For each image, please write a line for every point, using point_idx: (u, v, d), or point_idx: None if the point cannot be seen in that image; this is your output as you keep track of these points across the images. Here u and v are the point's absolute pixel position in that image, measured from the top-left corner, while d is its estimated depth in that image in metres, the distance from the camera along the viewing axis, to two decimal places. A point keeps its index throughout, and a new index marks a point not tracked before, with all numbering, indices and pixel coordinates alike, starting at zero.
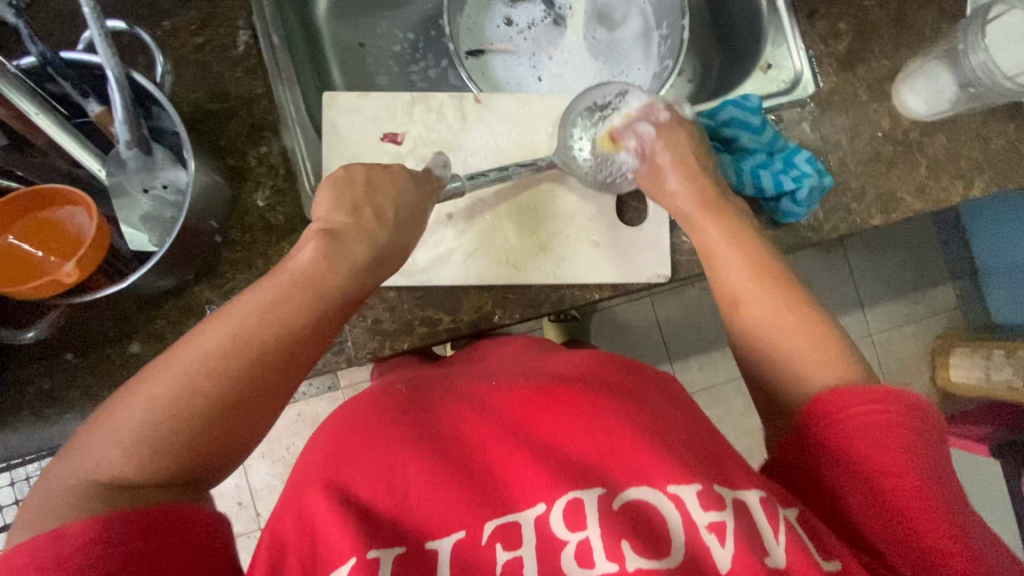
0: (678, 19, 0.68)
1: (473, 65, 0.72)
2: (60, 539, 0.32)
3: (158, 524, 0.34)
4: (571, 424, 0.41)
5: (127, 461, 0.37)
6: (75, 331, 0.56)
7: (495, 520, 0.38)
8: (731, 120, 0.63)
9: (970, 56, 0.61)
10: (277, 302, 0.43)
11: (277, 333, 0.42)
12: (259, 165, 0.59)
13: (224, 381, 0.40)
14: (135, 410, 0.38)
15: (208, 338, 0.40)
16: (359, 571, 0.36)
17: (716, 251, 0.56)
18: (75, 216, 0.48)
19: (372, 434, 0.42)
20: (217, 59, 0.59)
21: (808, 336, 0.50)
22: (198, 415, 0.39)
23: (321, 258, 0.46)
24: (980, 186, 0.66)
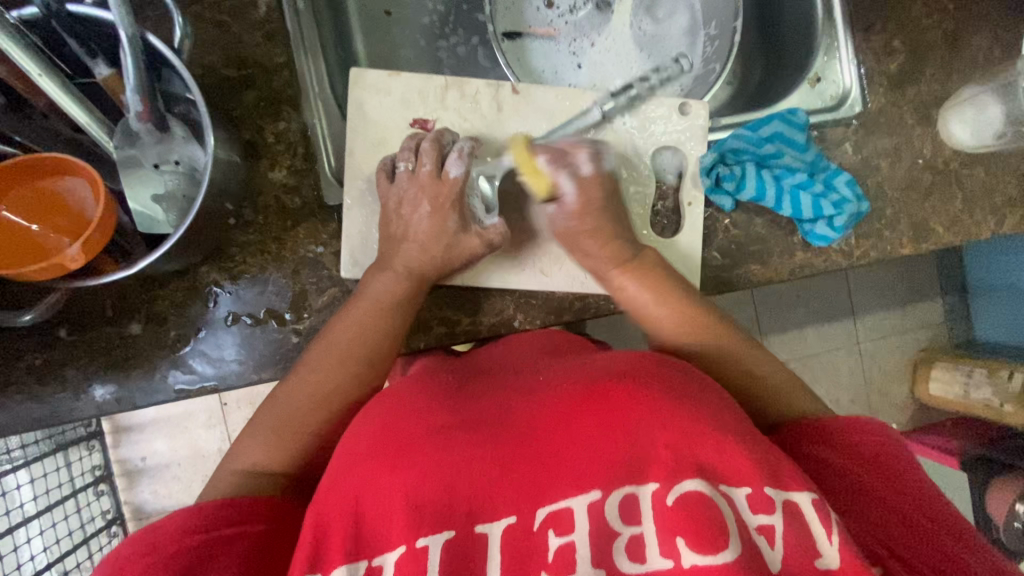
0: (731, 21, 0.64)
1: (509, 48, 0.67)
2: (162, 527, 0.40)
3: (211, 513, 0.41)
4: (619, 418, 0.40)
5: (267, 450, 0.47)
6: (71, 307, 0.53)
7: (545, 508, 0.38)
8: (775, 136, 0.61)
9: None
10: (362, 324, 0.50)
11: (358, 349, 0.50)
12: (276, 142, 0.55)
13: (326, 390, 0.49)
14: (271, 412, 0.48)
15: (317, 359, 0.50)
16: (408, 557, 0.37)
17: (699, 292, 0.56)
18: (78, 189, 0.44)
19: (418, 425, 0.42)
20: (235, 19, 0.54)
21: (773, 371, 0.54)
22: (312, 419, 0.48)
23: (397, 283, 0.52)
24: (1011, 223, 0.66)
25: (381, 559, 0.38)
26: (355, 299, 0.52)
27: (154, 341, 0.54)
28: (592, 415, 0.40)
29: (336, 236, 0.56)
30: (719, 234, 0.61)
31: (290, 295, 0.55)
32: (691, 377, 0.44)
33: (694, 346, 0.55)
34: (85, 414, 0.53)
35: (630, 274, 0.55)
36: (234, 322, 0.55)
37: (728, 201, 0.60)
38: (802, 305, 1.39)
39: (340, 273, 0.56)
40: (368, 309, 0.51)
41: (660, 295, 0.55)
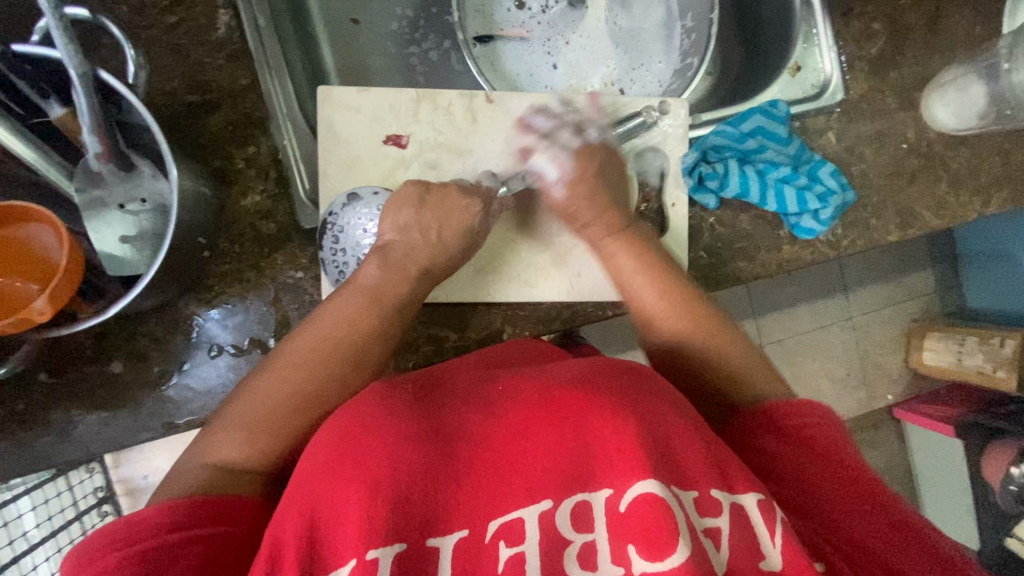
0: (706, 12, 0.63)
1: (481, 52, 0.65)
2: (137, 521, 0.35)
3: (193, 512, 0.37)
4: (581, 424, 0.38)
5: (240, 448, 0.41)
6: (47, 349, 0.52)
7: (497, 517, 0.36)
8: (757, 130, 0.60)
9: (1014, 73, 0.59)
10: (352, 317, 0.47)
11: (344, 338, 0.46)
12: (246, 167, 0.53)
13: (307, 380, 0.44)
14: (249, 405, 0.43)
15: (300, 344, 0.46)
16: (359, 570, 0.33)
17: (628, 276, 0.53)
18: (40, 235, 0.42)
19: (376, 433, 0.38)
20: (195, 42, 0.52)
21: (723, 347, 0.51)
22: (293, 417, 0.43)
23: (384, 272, 0.50)
24: (997, 203, 0.65)
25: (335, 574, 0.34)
26: (346, 287, 0.49)
27: (137, 378, 0.53)
28: (551, 421, 0.38)
29: (314, 260, 0.55)
30: (704, 231, 0.60)
31: (272, 323, 0.54)
32: (643, 379, 0.42)
33: (653, 308, 0.53)
34: (71, 456, 0.52)
35: (619, 240, 0.54)
36: (218, 353, 0.54)
37: (713, 200, 0.59)
38: (794, 283, 1.39)
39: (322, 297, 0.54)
40: (356, 299, 0.48)
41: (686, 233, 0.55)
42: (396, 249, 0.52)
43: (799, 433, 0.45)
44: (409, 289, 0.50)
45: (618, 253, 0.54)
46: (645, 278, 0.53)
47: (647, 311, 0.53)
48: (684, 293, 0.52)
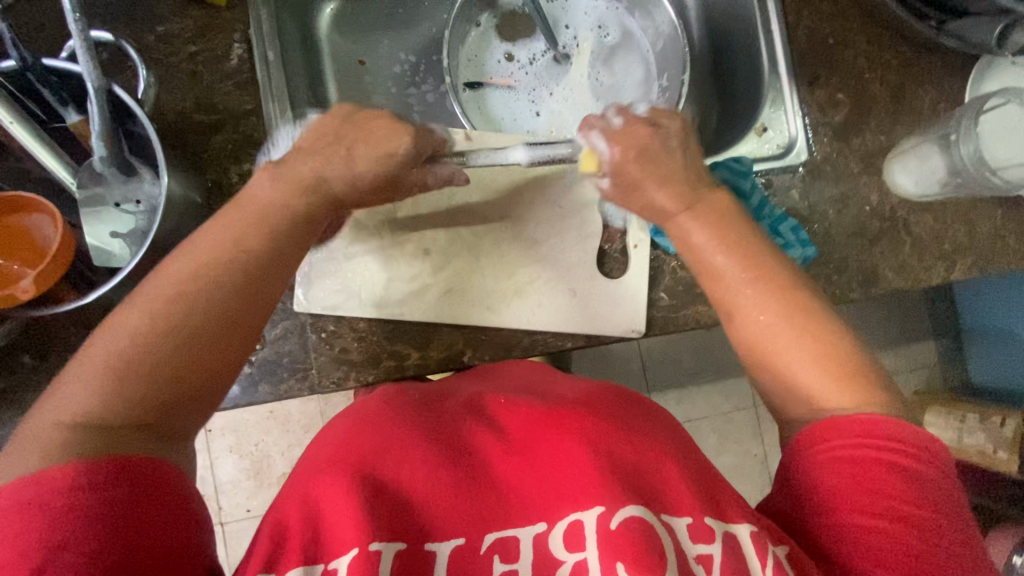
0: (679, 74, 0.67)
1: (469, 97, 0.71)
2: (46, 481, 0.33)
3: (105, 473, 0.33)
4: (576, 445, 0.41)
5: (100, 399, 0.36)
6: (33, 333, 0.55)
7: (494, 532, 0.38)
8: (720, 183, 0.63)
9: (962, 145, 0.62)
10: (231, 241, 0.42)
11: (218, 260, 0.41)
12: (239, 182, 0.58)
13: (173, 311, 0.39)
14: (108, 348, 0.37)
15: (170, 272, 0.40)
16: (360, 559, 0.35)
17: (727, 272, 0.48)
18: (40, 225, 0.47)
19: (385, 441, 0.42)
20: (209, 70, 0.58)
21: (811, 356, 0.44)
22: (165, 357, 0.38)
23: (281, 192, 0.46)
24: (962, 269, 0.67)
25: (335, 563, 0.35)
26: (231, 209, 0.45)
27: None
28: (546, 441, 0.43)
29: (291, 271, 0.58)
30: (665, 274, 0.62)
31: None
32: (642, 411, 0.47)
33: (751, 324, 0.47)
34: None
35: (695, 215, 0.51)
36: None
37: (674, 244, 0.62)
38: None
39: (293, 307, 0.58)
40: (235, 221, 0.44)
41: (716, 244, 0.49)
42: (303, 174, 0.48)
43: (838, 463, 0.40)
44: (299, 204, 0.46)
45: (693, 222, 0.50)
46: (734, 255, 0.48)
47: (733, 303, 0.48)
48: (800, 305, 0.46)
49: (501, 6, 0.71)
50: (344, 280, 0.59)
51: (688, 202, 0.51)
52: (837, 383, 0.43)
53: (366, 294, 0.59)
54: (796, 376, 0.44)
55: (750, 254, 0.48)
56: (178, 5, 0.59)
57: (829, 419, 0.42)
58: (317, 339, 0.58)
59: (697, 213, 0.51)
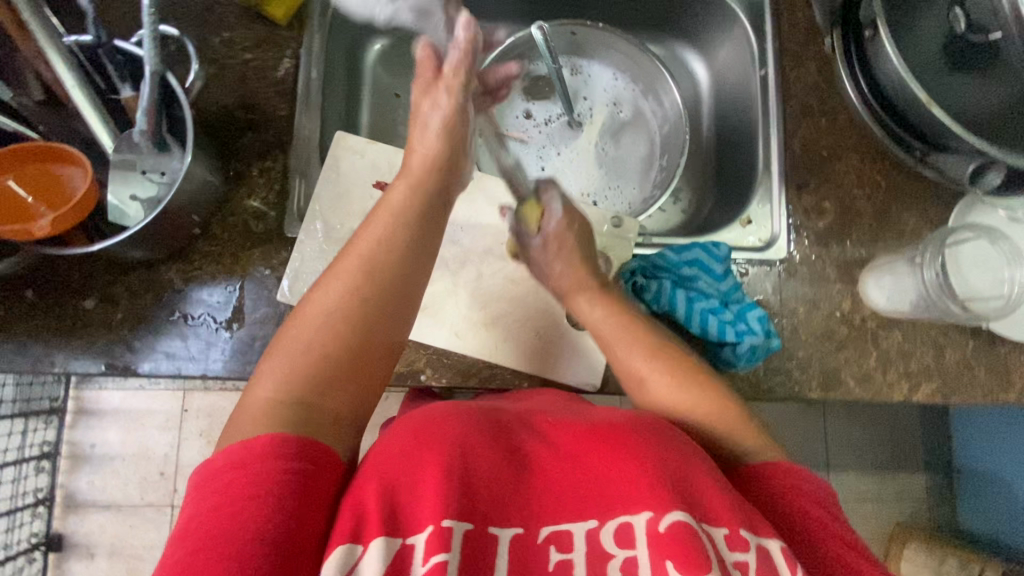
0: (677, 157, 0.72)
1: (484, 143, 0.77)
2: (246, 451, 0.39)
3: (304, 449, 0.40)
4: (621, 456, 0.42)
5: (281, 379, 0.43)
6: (40, 272, 0.60)
7: (550, 524, 0.40)
8: (695, 261, 0.65)
9: (926, 269, 0.64)
10: (384, 239, 0.49)
11: (371, 256, 0.49)
12: (258, 176, 0.64)
13: (343, 310, 0.46)
14: (299, 344, 0.45)
15: (341, 278, 0.48)
16: (435, 537, 0.37)
17: (624, 349, 0.57)
18: (72, 176, 0.53)
19: (446, 428, 0.43)
20: (257, 76, 0.66)
21: (705, 404, 0.53)
22: (345, 345, 0.45)
23: (410, 194, 0.53)
24: (925, 391, 0.67)
25: (412, 539, 0.37)
26: (376, 210, 0.52)
27: (102, 318, 0.60)
28: (597, 450, 0.43)
29: (283, 263, 0.63)
30: None
31: (234, 305, 0.62)
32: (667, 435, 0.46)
33: (654, 392, 0.55)
34: (20, 367, 0.59)
35: (588, 295, 0.60)
36: (178, 318, 0.61)
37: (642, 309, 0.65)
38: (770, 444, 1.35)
39: (277, 295, 0.62)
40: (381, 218, 0.51)
41: (609, 319, 0.59)
42: (422, 172, 0.55)
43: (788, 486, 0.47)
44: (424, 202, 0.53)
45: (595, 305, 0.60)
46: (627, 342, 0.58)
47: (636, 374, 0.56)
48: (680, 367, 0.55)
49: (530, 69, 0.77)
50: None
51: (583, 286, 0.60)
52: (735, 425, 0.52)
53: None
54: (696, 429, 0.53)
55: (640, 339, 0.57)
56: (246, 19, 0.67)
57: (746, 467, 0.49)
58: None
59: (601, 297, 0.60)
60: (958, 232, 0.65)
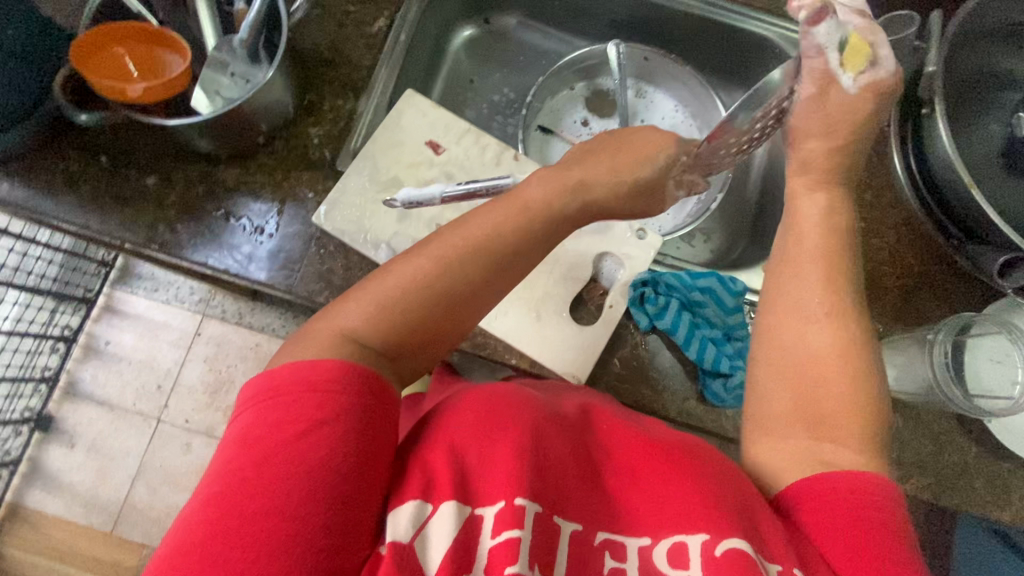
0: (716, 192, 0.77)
1: (538, 137, 0.83)
2: (306, 369, 0.43)
3: (361, 389, 0.43)
4: (672, 477, 0.44)
5: (363, 320, 0.47)
6: (118, 144, 0.67)
7: (607, 532, 0.43)
8: (708, 288, 0.66)
9: (937, 345, 0.62)
10: (502, 223, 0.52)
11: (484, 234, 0.51)
12: (328, 110, 0.70)
13: (437, 274, 0.49)
14: (388, 289, 0.49)
15: (443, 243, 0.51)
16: (506, 511, 0.40)
17: (804, 274, 0.52)
18: (173, 64, 0.60)
19: (523, 412, 0.46)
20: (354, 26, 0.73)
21: (849, 402, 0.48)
22: (421, 300, 0.49)
23: (547, 190, 0.55)
24: (916, 484, 0.65)
25: (481, 511, 0.41)
26: (507, 198, 0.55)
27: (156, 196, 0.66)
28: (648, 465, 0.45)
29: (326, 191, 0.68)
30: (625, 343, 0.66)
31: (271, 216, 0.67)
32: (720, 465, 0.46)
33: (815, 339, 0.50)
34: (73, 220, 0.65)
35: (828, 196, 0.54)
36: (221, 216, 0.66)
37: (644, 320, 0.65)
38: None
39: (312, 217, 0.66)
40: (508, 210, 0.53)
41: (821, 253, 0.52)
42: (592, 181, 0.56)
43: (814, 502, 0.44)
44: (561, 206, 0.54)
45: (820, 207, 0.53)
46: (818, 292, 0.51)
47: (810, 313, 0.51)
48: (857, 362, 0.49)
49: (597, 83, 0.85)
50: (361, 215, 0.67)
51: (829, 203, 0.53)
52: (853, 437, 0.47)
53: (371, 234, 0.67)
54: (819, 413, 0.48)
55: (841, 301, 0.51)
56: None
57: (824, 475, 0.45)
58: (314, 252, 0.66)
59: (833, 202, 0.54)
60: (982, 322, 0.63)
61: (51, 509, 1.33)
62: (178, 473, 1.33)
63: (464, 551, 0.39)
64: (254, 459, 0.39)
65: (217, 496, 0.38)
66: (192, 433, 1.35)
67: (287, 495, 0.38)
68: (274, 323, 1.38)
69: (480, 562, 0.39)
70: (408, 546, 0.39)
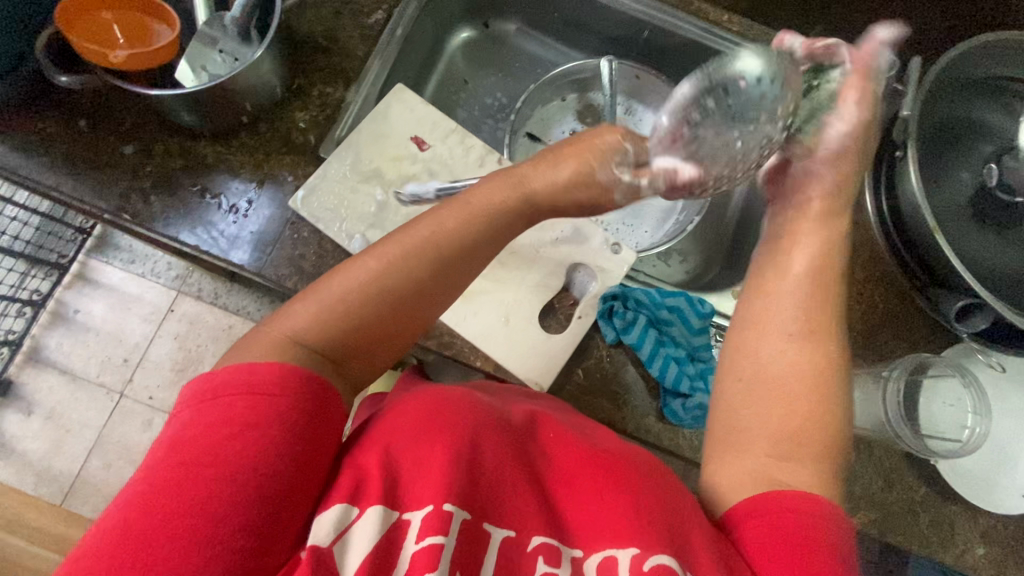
0: (693, 213, 0.79)
1: (525, 145, 0.84)
2: (242, 371, 0.42)
3: (298, 394, 0.42)
4: (606, 493, 0.44)
5: (307, 325, 0.46)
6: (99, 109, 0.66)
7: (542, 538, 0.42)
8: (675, 307, 0.66)
9: (891, 381, 0.66)
10: (451, 226, 0.50)
11: (431, 239, 0.50)
12: (316, 96, 0.70)
13: (382, 279, 0.48)
14: (333, 294, 0.48)
15: (389, 248, 0.50)
16: (432, 516, 0.39)
17: (786, 276, 0.51)
18: (161, 35, 0.60)
19: (464, 418, 0.46)
20: (350, 16, 0.73)
21: (801, 416, 0.48)
22: (366, 306, 0.48)
23: (531, 183, 0.51)
24: (863, 519, 0.65)
25: (409, 514, 0.40)
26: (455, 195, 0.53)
27: (133, 165, 0.65)
28: (585, 480, 0.45)
29: (306, 176, 0.67)
30: (590, 355, 0.66)
31: (247, 196, 0.66)
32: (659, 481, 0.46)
33: (780, 352, 0.50)
34: (46, 181, 0.64)
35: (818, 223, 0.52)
36: (197, 191, 0.65)
37: (611, 334, 0.65)
38: None
39: (289, 201, 0.66)
40: (455, 213, 0.51)
41: (808, 257, 0.51)
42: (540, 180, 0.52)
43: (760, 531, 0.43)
44: (512, 209, 0.52)
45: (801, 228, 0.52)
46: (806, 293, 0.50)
47: (771, 330, 0.50)
48: (824, 378, 0.49)
49: (589, 97, 0.86)
50: (338, 203, 0.67)
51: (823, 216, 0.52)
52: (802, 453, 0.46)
53: (347, 224, 0.66)
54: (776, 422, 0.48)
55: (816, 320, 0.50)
56: None
57: (778, 491, 0.44)
58: (289, 236, 0.65)
59: (817, 225, 0.52)
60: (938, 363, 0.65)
61: None
62: (135, 449, 1.31)
63: (385, 553, 0.38)
64: (177, 463, 0.38)
65: (137, 499, 0.37)
66: (155, 410, 1.33)
67: (209, 501, 0.37)
68: (249, 306, 1.37)
69: (401, 567, 0.38)
70: (326, 548, 0.38)
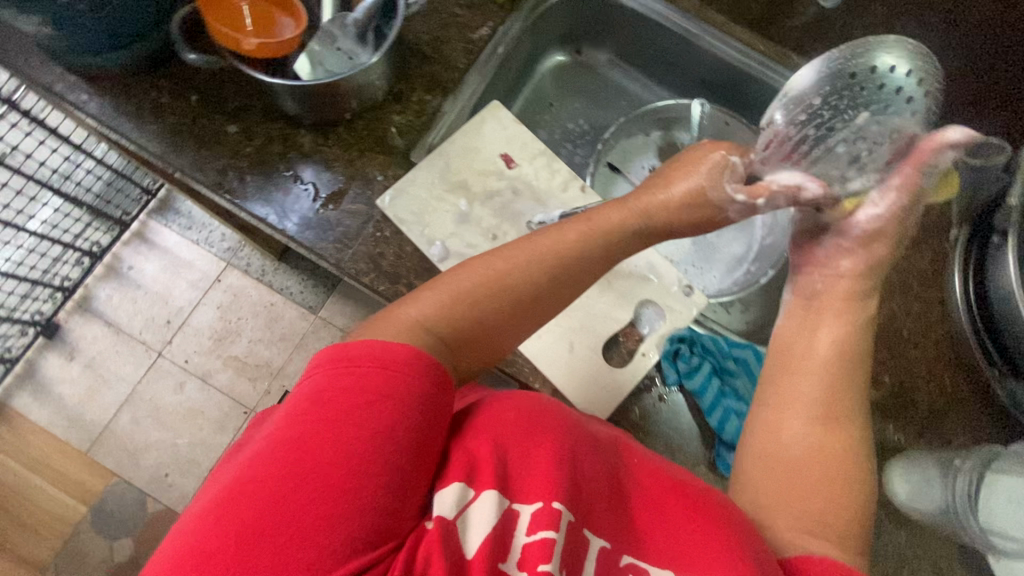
0: (767, 267, 0.76)
1: (604, 174, 0.84)
2: (382, 347, 0.44)
3: (428, 373, 0.44)
4: (699, 524, 0.45)
5: (431, 312, 0.49)
6: (211, 87, 0.69)
7: (631, 556, 0.44)
8: (740, 359, 0.68)
9: (960, 477, 0.64)
10: (574, 237, 0.56)
11: (553, 248, 0.54)
12: (415, 102, 0.72)
13: (503, 281, 0.52)
14: (456, 288, 0.51)
15: (510, 253, 0.54)
16: (543, 512, 0.41)
17: (814, 362, 0.57)
18: (285, 26, 0.62)
19: (562, 424, 0.47)
20: (458, 30, 0.75)
21: (831, 486, 0.53)
22: (486, 303, 0.51)
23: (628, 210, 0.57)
24: None
25: (518, 506, 0.42)
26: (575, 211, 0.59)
27: (234, 144, 0.68)
28: (675, 503, 0.47)
29: (395, 178, 0.69)
30: (649, 394, 0.66)
31: (337, 188, 0.68)
32: (744, 527, 0.47)
33: (803, 428, 0.55)
34: (152, 147, 0.67)
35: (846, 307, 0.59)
36: (290, 176, 0.67)
37: (672, 377, 0.65)
38: None
39: (376, 200, 0.68)
40: (575, 226, 0.56)
41: (836, 343, 0.57)
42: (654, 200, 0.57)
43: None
44: (626, 226, 0.57)
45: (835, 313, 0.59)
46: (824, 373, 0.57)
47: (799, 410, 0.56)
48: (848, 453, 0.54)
49: (672, 137, 0.86)
50: (422, 209, 0.68)
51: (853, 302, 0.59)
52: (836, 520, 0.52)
53: (429, 230, 0.67)
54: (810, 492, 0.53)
55: (842, 398, 0.56)
56: None
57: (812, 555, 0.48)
58: (371, 233, 0.67)
59: (841, 312, 0.59)
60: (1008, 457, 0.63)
61: (34, 415, 1.33)
62: (165, 409, 1.34)
63: (500, 540, 0.40)
64: (318, 419, 0.40)
65: (282, 443, 0.39)
66: (188, 374, 1.36)
67: (347, 460, 0.38)
68: (294, 288, 1.40)
69: (513, 554, 0.40)
70: (450, 522, 0.40)
